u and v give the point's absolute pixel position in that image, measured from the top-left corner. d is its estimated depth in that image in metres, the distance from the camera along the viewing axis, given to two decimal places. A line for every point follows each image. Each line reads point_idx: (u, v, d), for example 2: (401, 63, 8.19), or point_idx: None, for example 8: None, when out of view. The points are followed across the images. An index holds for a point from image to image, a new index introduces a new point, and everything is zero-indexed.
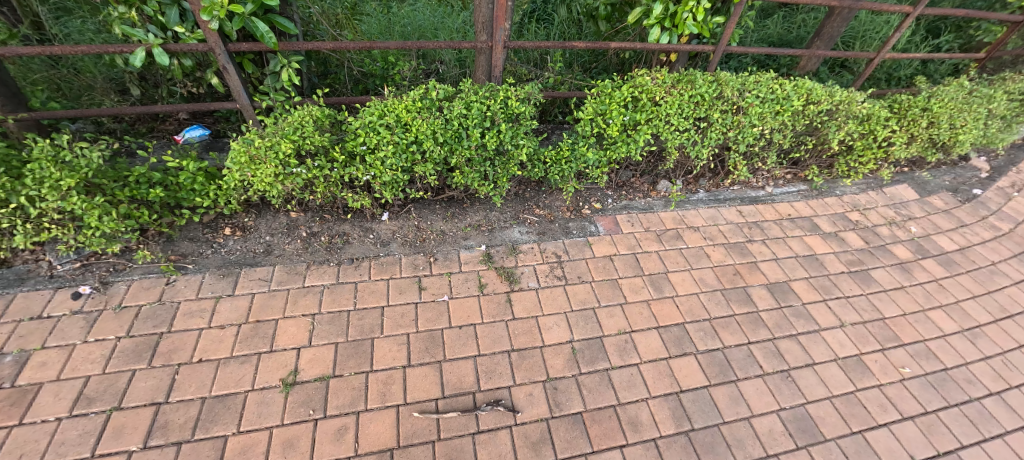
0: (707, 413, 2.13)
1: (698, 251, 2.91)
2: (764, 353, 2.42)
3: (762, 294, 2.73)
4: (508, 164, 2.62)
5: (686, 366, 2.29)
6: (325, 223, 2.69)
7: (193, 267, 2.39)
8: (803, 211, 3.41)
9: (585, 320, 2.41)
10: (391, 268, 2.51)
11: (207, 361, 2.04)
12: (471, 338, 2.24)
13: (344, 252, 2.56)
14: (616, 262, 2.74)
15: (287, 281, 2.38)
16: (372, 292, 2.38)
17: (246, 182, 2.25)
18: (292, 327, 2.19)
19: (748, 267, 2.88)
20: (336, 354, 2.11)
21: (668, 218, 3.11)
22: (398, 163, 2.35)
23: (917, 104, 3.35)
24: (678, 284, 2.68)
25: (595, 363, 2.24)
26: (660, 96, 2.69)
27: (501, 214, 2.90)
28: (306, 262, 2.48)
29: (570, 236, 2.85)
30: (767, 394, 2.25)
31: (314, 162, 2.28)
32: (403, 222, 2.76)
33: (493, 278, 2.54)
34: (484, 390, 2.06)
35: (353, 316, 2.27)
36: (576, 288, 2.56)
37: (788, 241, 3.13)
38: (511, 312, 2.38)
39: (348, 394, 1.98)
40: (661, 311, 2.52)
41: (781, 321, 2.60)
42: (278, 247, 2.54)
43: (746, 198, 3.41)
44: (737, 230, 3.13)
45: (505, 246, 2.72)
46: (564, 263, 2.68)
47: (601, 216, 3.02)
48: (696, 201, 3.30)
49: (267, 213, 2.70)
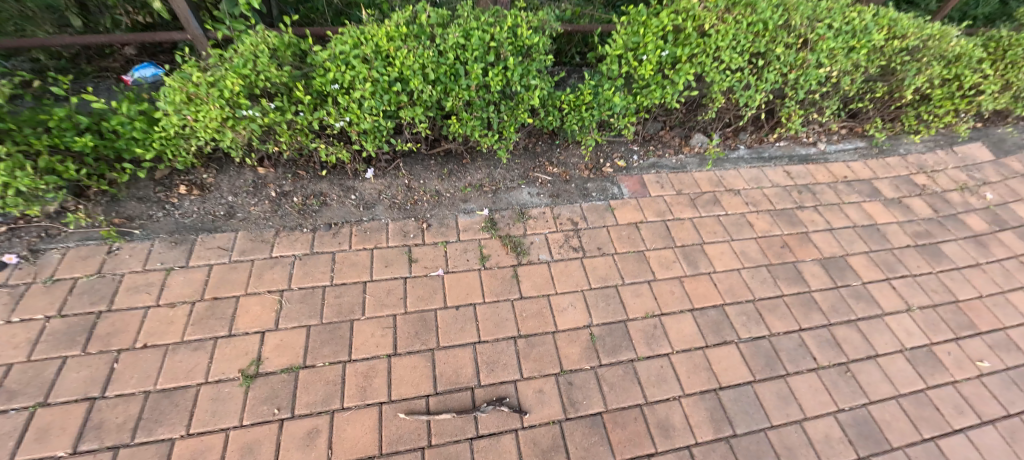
0: (751, 416, 1.79)
1: (740, 219, 2.47)
2: (818, 343, 2.05)
3: (815, 272, 2.31)
4: (517, 110, 2.15)
5: (726, 357, 1.93)
6: (299, 181, 2.26)
7: (140, 233, 2.00)
8: (861, 173, 2.91)
9: (606, 301, 2.02)
10: (375, 236, 2.10)
11: (153, 347, 1.70)
12: (470, 322, 1.87)
13: (320, 216, 2.14)
14: (643, 230, 2.32)
15: (251, 251, 1.98)
16: (352, 264, 1.99)
17: (189, 128, 1.81)
18: (255, 306, 1.82)
19: (799, 239, 2.44)
20: (308, 340, 1.76)
21: (704, 179, 2.63)
22: (379, 105, 1.89)
23: (1019, 42, 2.76)
24: (717, 259, 2.25)
25: (617, 352, 1.87)
26: (711, 24, 2.12)
27: (507, 172, 2.45)
28: (274, 228, 2.07)
29: (588, 200, 2.41)
30: (821, 392, 1.90)
31: (272, 104, 1.82)
32: (392, 180, 2.32)
33: (497, 249, 2.13)
34: (484, 386, 1.71)
35: (329, 293, 1.89)
36: (595, 261, 2.15)
37: (844, 208, 2.66)
38: (519, 290, 1.99)
39: (322, 389, 1.64)
40: (697, 290, 2.12)
41: (837, 304, 2.20)
42: (242, 210, 2.13)
43: (795, 157, 2.91)
44: (786, 194, 2.66)
45: (512, 210, 2.28)
46: (582, 231, 2.26)
47: (625, 176, 2.56)
48: (737, 159, 2.81)
49: (230, 168, 2.28)
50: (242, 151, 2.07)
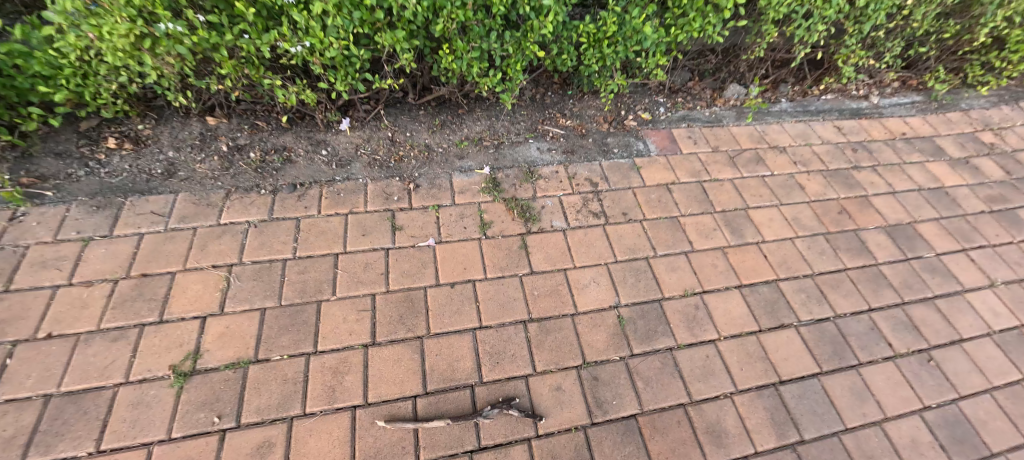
0: (820, 416, 1.44)
1: (788, 180, 2.07)
2: (892, 326, 1.69)
3: (881, 241, 1.93)
4: (524, 41, 1.71)
5: (785, 344, 1.56)
6: (257, 133, 1.84)
7: (53, 196, 1.59)
8: (920, 130, 2.51)
9: (636, 276, 1.64)
10: (350, 199, 1.70)
11: (59, 338, 1.31)
12: (469, 303, 1.49)
13: (281, 175, 1.72)
14: (675, 193, 1.92)
15: (194, 217, 1.58)
16: (320, 233, 1.59)
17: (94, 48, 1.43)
18: (195, 284, 1.43)
19: (858, 203, 2.06)
20: (262, 328, 1.37)
21: (744, 135, 2.23)
22: (348, 25, 1.46)
23: None
24: (765, 226, 1.87)
25: (653, 339, 1.50)
26: None
27: (512, 124, 2.04)
28: (224, 189, 1.66)
29: (610, 157, 2.01)
30: (902, 386, 1.55)
31: (202, 19, 1.44)
32: (372, 132, 1.90)
33: (501, 214, 1.74)
34: (488, 383, 1.34)
35: (291, 268, 1.50)
36: (621, 229, 1.76)
37: (906, 169, 2.28)
38: (529, 264, 1.61)
39: (277, 390, 1.27)
40: (744, 263, 1.74)
41: (910, 279, 1.84)
42: (185, 167, 1.72)
43: (845, 111, 2.50)
44: (838, 153, 2.26)
45: (519, 169, 1.89)
46: (603, 194, 1.87)
47: (651, 130, 2.15)
48: (779, 112, 2.40)
49: (173, 119, 1.87)
50: (176, 90, 1.72)
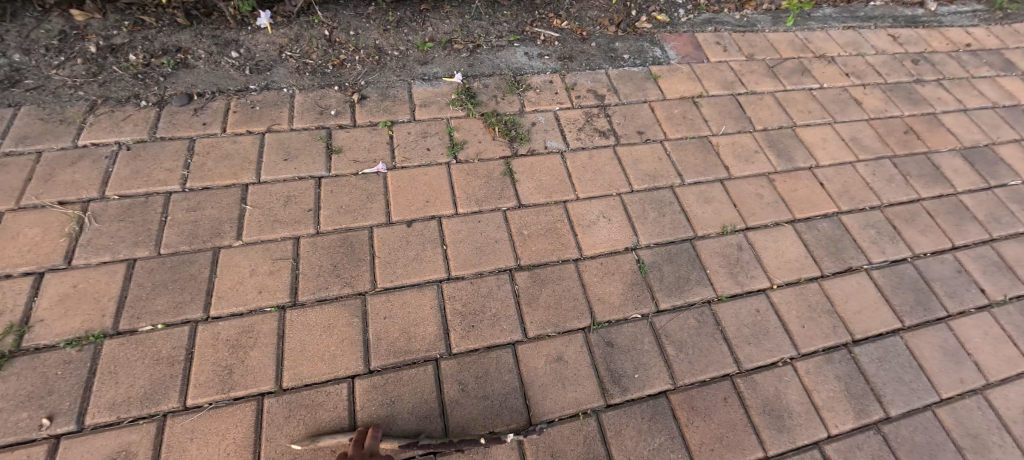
0: (909, 386, 1.07)
1: (841, 95, 1.65)
2: (982, 267, 1.32)
3: (957, 167, 1.54)
4: None
5: (856, 293, 1.18)
6: (141, 31, 1.35)
7: None
8: (986, 42, 2.09)
9: (658, 210, 1.23)
10: (270, 113, 1.24)
11: None
12: (434, 247, 1.07)
13: (171, 82, 1.25)
14: (704, 108, 1.49)
15: (40, 136, 1.12)
16: (223, 157, 1.14)
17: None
18: (32, 228, 0.99)
19: (926, 122, 1.65)
20: (128, 287, 0.94)
21: (783, 42, 1.79)
22: None
23: None
24: (818, 147, 1.46)
25: (685, 290, 1.11)
26: None
27: (491, 25, 1.57)
28: (87, 101, 1.19)
29: (618, 65, 1.56)
30: (1003, 343, 1.19)
31: None
32: (302, 30, 1.42)
33: (478, 133, 1.30)
34: (460, 356, 0.94)
35: (179, 205, 1.06)
36: (636, 152, 1.34)
37: (976, 84, 1.86)
38: (516, 195, 1.19)
39: (144, 375, 0.85)
40: (795, 193, 1.34)
41: (997, 211, 1.46)
42: (33, 73, 1.23)
43: (899, 19, 2.06)
44: (896, 64, 1.83)
45: (500, 78, 1.43)
46: (612, 109, 1.43)
47: (669, 34, 1.69)
48: (823, 18, 1.95)
49: (23, 14, 1.36)
50: None
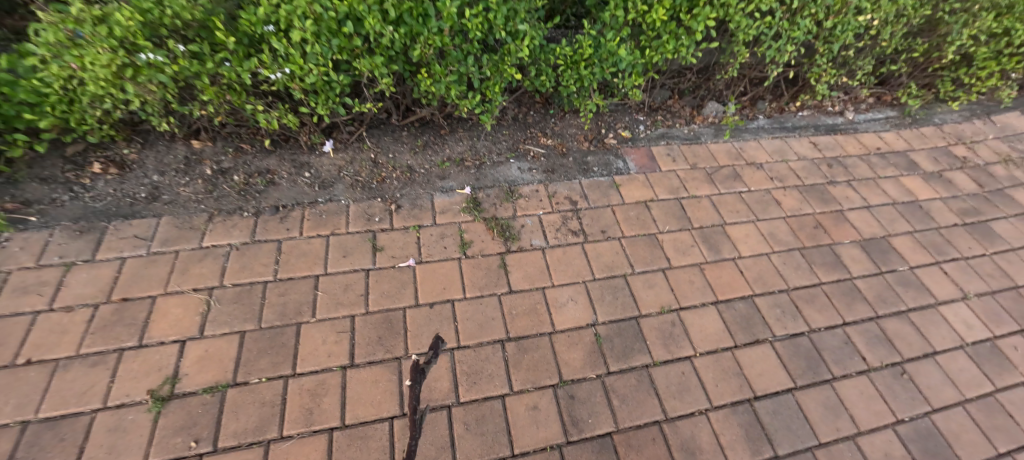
0: (794, 432, 1.45)
1: (765, 196, 2.13)
2: (866, 339, 1.72)
3: (855, 256, 1.98)
4: (502, 64, 1.77)
5: (760, 360, 1.59)
6: (241, 157, 1.87)
7: (38, 221, 1.61)
8: (895, 145, 2.58)
9: (613, 294, 1.67)
10: (332, 220, 1.72)
11: (39, 364, 1.33)
12: (448, 323, 1.51)
13: (264, 197, 1.76)
14: (654, 210, 1.96)
15: (176, 240, 1.60)
16: (301, 255, 1.62)
17: (76, 86, 1.41)
18: (176, 308, 1.45)
19: (833, 218, 2.11)
20: (241, 351, 1.39)
21: (721, 152, 2.30)
22: (327, 52, 1.47)
23: None
24: (741, 242, 1.91)
25: (629, 357, 1.52)
26: None
27: (494, 144, 2.09)
28: (207, 212, 1.69)
29: (589, 176, 2.05)
30: (876, 400, 1.57)
31: (184, 47, 1.40)
32: (355, 154, 1.94)
33: (481, 233, 1.77)
34: (465, 404, 1.35)
35: (272, 291, 1.52)
36: (599, 247, 1.80)
37: (881, 183, 2.33)
38: (507, 283, 1.64)
39: (255, 413, 1.27)
40: (720, 280, 1.78)
41: (884, 293, 1.87)
42: (169, 191, 1.74)
43: (820, 128, 2.58)
44: (814, 168, 2.32)
45: (499, 189, 1.93)
46: (583, 212, 1.91)
47: (631, 148, 2.21)
48: (756, 130, 2.48)
49: (159, 143, 1.89)
50: (159, 116, 1.73)
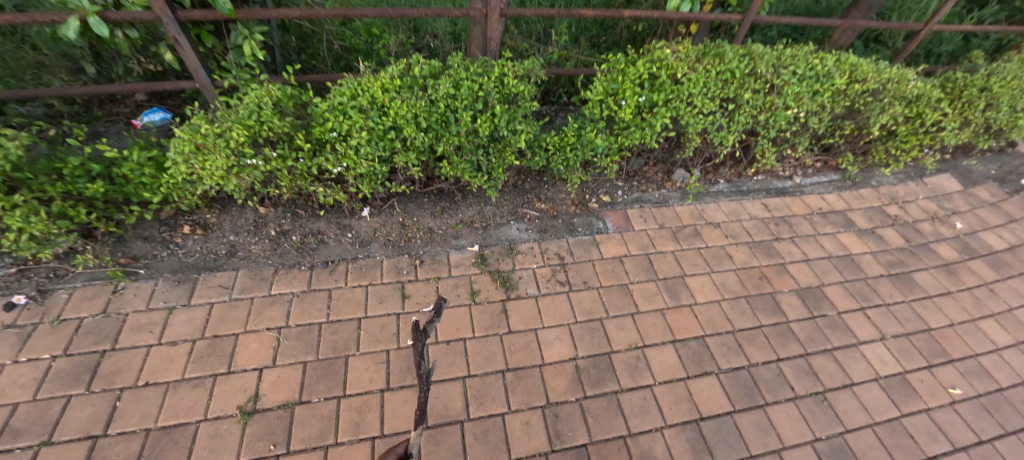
0: (731, 446, 1.85)
1: (719, 251, 2.59)
2: (796, 372, 2.14)
3: (792, 302, 2.42)
4: (505, 152, 2.29)
5: (707, 388, 2.01)
6: (298, 220, 2.35)
7: (145, 273, 2.07)
8: (836, 205, 3.04)
9: (591, 334, 2.11)
10: (370, 273, 2.19)
11: (154, 385, 1.77)
12: (460, 356, 1.96)
13: (317, 254, 2.23)
14: (626, 264, 2.43)
15: (251, 288, 2.07)
16: (347, 301, 2.08)
17: (195, 175, 1.92)
18: (254, 343, 1.91)
19: (776, 270, 2.56)
20: (304, 377, 1.83)
21: (685, 213, 2.78)
22: (375, 151, 2.00)
23: (975, 83, 2.85)
24: (697, 291, 2.37)
25: (602, 385, 1.95)
26: (683, 72, 2.30)
27: (497, 209, 2.58)
28: (273, 266, 2.17)
29: (575, 235, 2.53)
30: (799, 422, 1.97)
31: (274, 152, 1.93)
32: (387, 218, 2.43)
33: (487, 284, 2.24)
34: (474, 420, 1.77)
35: (325, 330, 1.97)
36: (581, 295, 2.25)
37: (820, 240, 2.79)
38: (507, 325, 2.09)
39: (316, 425, 1.70)
40: (678, 322, 2.22)
41: (814, 334, 2.30)
42: (243, 248, 2.22)
43: (772, 190, 3.06)
44: (763, 227, 2.80)
45: (502, 246, 2.41)
46: (569, 265, 2.38)
47: (610, 211, 2.71)
48: (716, 193, 2.97)
49: (233, 208, 2.36)
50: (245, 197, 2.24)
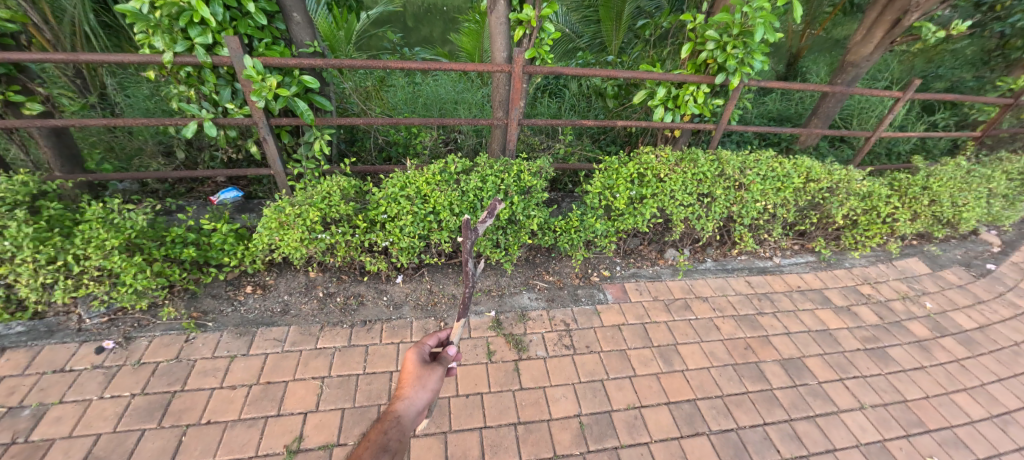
0: None
1: (708, 323, 2.92)
2: (780, 435, 2.32)
3: (776, 371, 2.67)
4: (519, 233, 2.76)
5: (700, 447, 2.21)
6: (342, 284, 2.76)
7: (213, 325, 2.44)
8: (813, 283, 3.38)
9: (594, 393, 2.38)
10: (402, 332, 2.54)
11: (214, 423, 2.01)
12: (478, 409, 2.23)
13: (357, 314, 2.61)
14: (624, 332, 2.76)
15: (301, 342, 2.42)
16: (381, 355, 2.40)
17: (274, 245, 2.44)
18: (301, 389, 2.19)
19: (759, 341, 2.85)
20: (343, 421, 2.07)
21: (676, 287, 3.16)
22: (416, 230, 2.51)
23: (916, 182, 3.41)
24: (688, 358, 2.66)
25: (604, 440, 2.17)
26: (665, 173, 2.98)
27: (511, 279, 3.01)
28: (320, 323, 2.53)
29: (578, 304, 2.92)
30: None
31: (338, 229, 2.45)
32: (417, 284, 2.83)
33: (502, 346, 2.58)
34: None
35: (361, 380, 2.27)
36: (584, 358, 2.56)
37: (800, 315, 3.09)
38: (519, 382, 2.39)
39: None
40: (671, 385, 2.48)
41: (797, 401, 2.51)
42: (295, 307, 2.60)
43: (753, 269, 3.45)
44: (747, 301, 3.14)
45: (515, 312, 2.80)
46: (573, 331, 2.72)
47: (609, 284, 3.11)
48: (703, 270, 3.37)
49: (287, 272, 2.78)
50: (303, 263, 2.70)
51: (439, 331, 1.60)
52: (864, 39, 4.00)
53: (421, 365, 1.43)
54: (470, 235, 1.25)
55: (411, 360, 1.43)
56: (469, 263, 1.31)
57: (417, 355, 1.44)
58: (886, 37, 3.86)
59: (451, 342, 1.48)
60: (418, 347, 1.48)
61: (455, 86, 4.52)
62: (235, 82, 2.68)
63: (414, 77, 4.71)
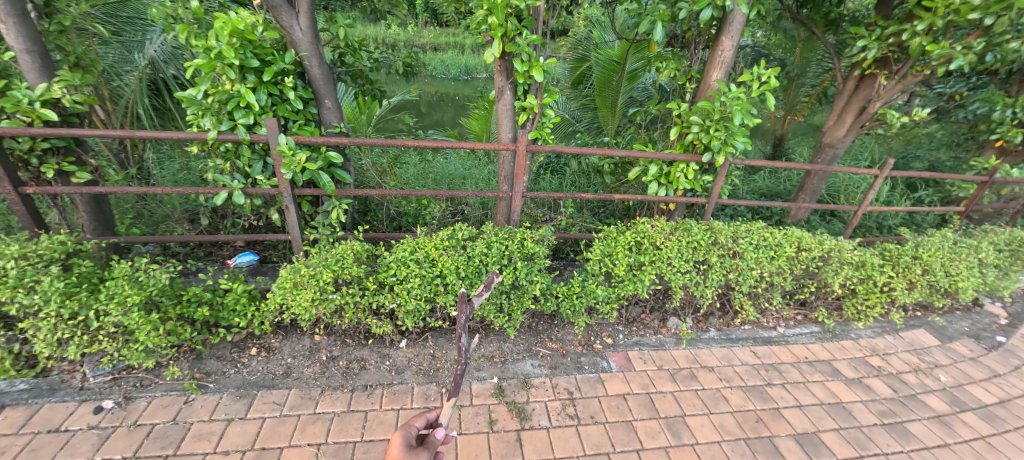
0: None
1: (716, 394, 2.85)
2: None
3: (791, 447, 2.53)
4: (523, 298, 2.84)
5: None
6: (346, 347, 2.78)
7: (214, 386, 2.44)
8: (820, 354, 3.33)
9: None
10: (402, 398, 2.49)
11: None
12: None
13: (359, 378, 2.59)
14: (629, 401, 2.70)
15: (300, 406, 2.38)
16: (380, 421, 2.33)
17: (285, 305, 2.53)
18: (295, 456, 2.11)
19: (771, 414, 2.75)
20: None
21: (681, 356, 3.13)
22: (422, 292, 2.59)
23: (905, 253, 3.53)
24: (698, 430, 2.56)
25: None
26: (661, 241, 3.12)
27: (514, 346, 3.02)
28: (320, 387, 2.51)
29: (582, 371, 2.89)
30: None
31: (347, 290, 2.55)
32: (420, 349, 2.83)
33: (504, 414, 2.52)
34: None
35: (358, 448, 2.18)
36: (588, 428, 2.48)
37: (810, 386, 3.01)
38: (521, 453, 2.29)
39: None
40: None
41: None
42: (297, 370, 2.60)
43: (758, 339, 3.42)
44: (755, 372, 3.09)
45: (517, 379, 2.77)
46: (577, 400, 2.67)
47: (612, 352, 3.09)
48: (707, 340, 3.35)
49: (292, 335, 2.82)
50: (309, 326, 2.74)
51: (427, 412, 1.55)
52: (837, 123, 4.37)
53: (406, 451, 1.34)
54: (465, 310, 1.22)
55: (396, 443, 1.36)
56: (463, 336, 1.23)
57: (403, 438, 1.37)
58: (856, 122, 4.22)
59: (440, 425, 1.43)
60: (405, 429, 1.42)
61: (462, 164, 4.90)
62: (267, 157, 2.97)
63: (426, 156, 5.12)
